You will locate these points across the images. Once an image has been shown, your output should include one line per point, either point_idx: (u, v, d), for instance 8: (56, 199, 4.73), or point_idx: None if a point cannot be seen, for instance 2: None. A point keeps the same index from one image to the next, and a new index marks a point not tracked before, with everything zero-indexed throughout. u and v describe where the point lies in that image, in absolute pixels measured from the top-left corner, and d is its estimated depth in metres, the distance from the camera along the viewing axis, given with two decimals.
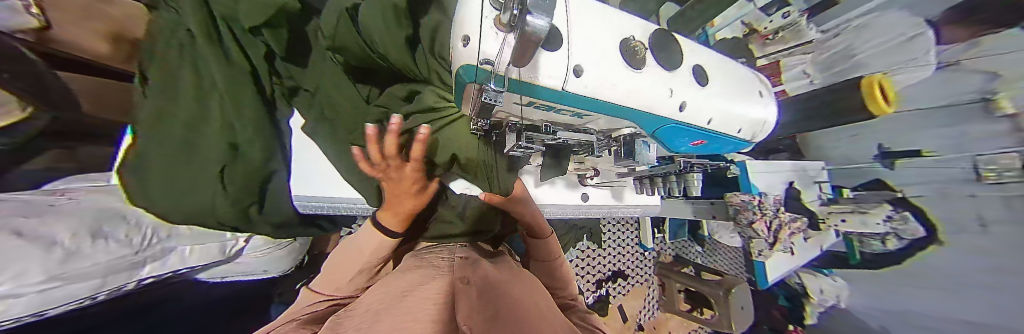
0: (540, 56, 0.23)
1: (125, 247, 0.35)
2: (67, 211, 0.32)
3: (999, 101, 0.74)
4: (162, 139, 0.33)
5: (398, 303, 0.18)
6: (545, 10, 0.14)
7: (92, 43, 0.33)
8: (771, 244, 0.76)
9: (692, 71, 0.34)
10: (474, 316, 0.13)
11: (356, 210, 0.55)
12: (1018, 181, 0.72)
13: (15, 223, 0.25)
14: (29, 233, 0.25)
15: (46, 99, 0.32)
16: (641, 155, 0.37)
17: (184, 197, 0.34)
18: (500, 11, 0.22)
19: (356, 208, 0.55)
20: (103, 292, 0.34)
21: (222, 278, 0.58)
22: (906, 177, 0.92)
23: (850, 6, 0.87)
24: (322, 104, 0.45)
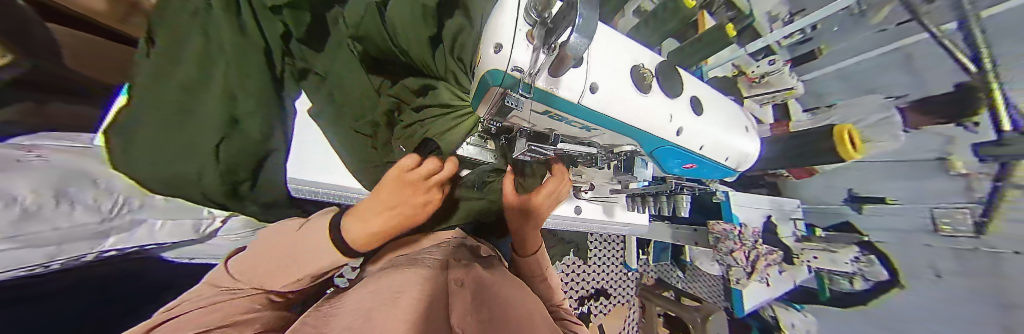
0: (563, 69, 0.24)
1: (90, 214, 0.34)
2: (37, 168, 0.29)
3: (953, 161, 0.68)
4: (156, 100, 0.31)
5: (384, 310, 0.17)
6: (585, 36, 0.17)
7: None
8: (749, 273, 0.81)
9: (692, 101, 0.37)
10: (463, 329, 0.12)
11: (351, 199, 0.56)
12: (970, 236, 0.67)
13: None
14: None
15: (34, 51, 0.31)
16: (639, 171, 0.44)
17: (170, 162, 0.33)
18: (532, 26, 0.23)
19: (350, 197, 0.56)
20: (57, 261, 0.31)
21: (189, 258, 0.55)
22: (874, 222, 0.86)
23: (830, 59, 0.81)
24: (330, 87, 0.49)
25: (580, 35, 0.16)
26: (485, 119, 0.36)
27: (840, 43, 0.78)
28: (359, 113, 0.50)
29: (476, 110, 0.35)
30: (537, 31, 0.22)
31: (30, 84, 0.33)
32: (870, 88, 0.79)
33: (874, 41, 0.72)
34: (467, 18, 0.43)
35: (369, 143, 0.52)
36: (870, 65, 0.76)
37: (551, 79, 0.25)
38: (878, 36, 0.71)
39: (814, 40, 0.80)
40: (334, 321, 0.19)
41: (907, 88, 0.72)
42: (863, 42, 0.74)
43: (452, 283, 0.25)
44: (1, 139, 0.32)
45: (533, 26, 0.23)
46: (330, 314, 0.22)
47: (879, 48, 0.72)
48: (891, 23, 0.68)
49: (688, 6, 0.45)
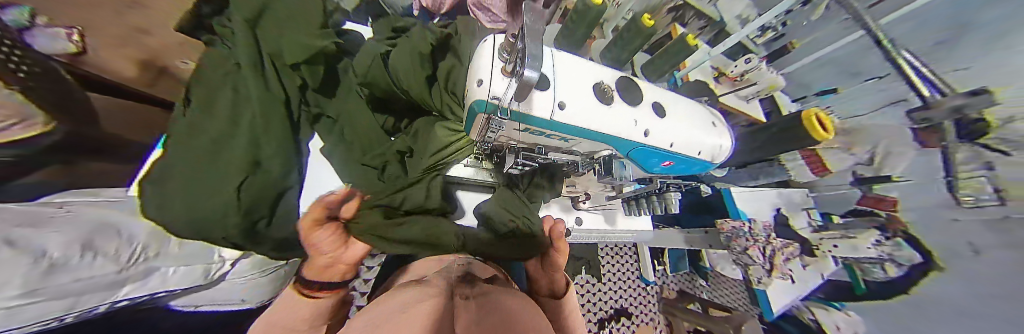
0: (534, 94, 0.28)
1: (109, 264, 0.34)
2: (64, 222, 0.32)
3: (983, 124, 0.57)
4: (191, 149, 0.35)
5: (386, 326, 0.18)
6: (535, 67, 0.20)
7: (119, 65, 0.47)
8: (769, 271, 0.77)
9: (653, 106, 0.40)
10: None
11: None
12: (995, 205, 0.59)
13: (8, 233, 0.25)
14: (16, 243, 0.25)
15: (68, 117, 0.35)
16: (618, 173, 0.40)
17: (201, 204, 0.35)
18: (505, 62, 0.27)
19: None
20: (72, 314, 0.32)
21: (196, 306, 0.56)
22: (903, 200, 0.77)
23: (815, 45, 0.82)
24: (343, 127, 0.54)
25: (532, 70, 0.20)
26: (477, 141, 0.38)
27: (811, 36, 0.82)
28: (365, 148, 0.54)
29: (468, 132, 0.37)
30: (508, 66, 0.25)
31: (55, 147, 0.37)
32: (855, 72, 0.76)
33: (840, 31, 0.75)
34: (456, 58, 0.49)
35: (376, 175, 0.53)
36: (843, 52, 0.76)
37: (523, 102, 0.28)
38: (843, 25, 0.74)
39: (787, 36, 0.88)
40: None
41: (885, 69, 0.69)
42: (830, 34, 0.77)
43: (458, 298, 0.26)
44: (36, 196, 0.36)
45: (505, 63, 0.27)
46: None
47: (846, 38, 0.74)
48: (850, 13, 0.71)
49: (647, 26, 0.50)
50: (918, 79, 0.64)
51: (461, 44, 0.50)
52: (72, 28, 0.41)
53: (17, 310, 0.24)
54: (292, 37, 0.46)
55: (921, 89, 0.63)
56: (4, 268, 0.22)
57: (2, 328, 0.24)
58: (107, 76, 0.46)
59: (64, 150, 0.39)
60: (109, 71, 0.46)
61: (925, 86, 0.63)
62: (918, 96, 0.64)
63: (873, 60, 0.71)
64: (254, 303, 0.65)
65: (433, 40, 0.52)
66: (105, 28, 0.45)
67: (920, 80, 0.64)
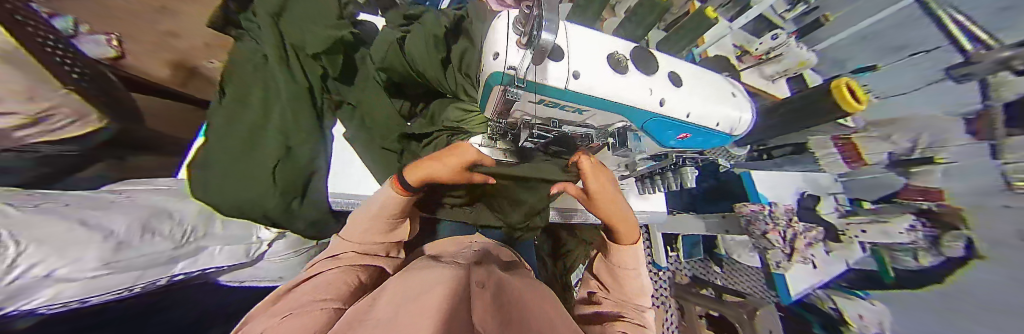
0: (548, 64, 0.28)
1: (165, 242, 0.39)
2: (124, 206, 0.37)
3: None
4: (228, 139, 0.39)
5: (414, 301, 0.18)
6: (553, 30, 0.20)
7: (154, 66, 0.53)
8: (789, 254, 0.75)
9: (669, 76, 0.38)
10: (458, 313, 0.13)
11: None
12: None
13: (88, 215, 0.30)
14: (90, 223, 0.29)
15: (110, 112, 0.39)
16: (632, 144, 0.44)
17: (241, 187, 0.39)
18: (520, 35, 0.27)
19: None
20: (139, 285, 0.38)
21: (240, 281, 0.62)
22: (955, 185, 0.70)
23: (849, 19, 0.81)
24: (362, 115, 0.54)
25: (549, 33, 0.20)
26: (493, 117, 0.39)
27: (848, 8, 0.82)
28: (385, 133, 0.52)
29: (484, 110, 0.38)
30: (523, 37, 0.26)
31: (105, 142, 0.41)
32: (899, 46, 0.74)
33: (880, 2, 0.76)
34: (468, 42, 0.50)
35: (396, 158, 0.52)
36: (887, 23, 0.75)
37: (538, 71, 0.28)
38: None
39: (820, 10, 0.87)
40: (375, 309, 0.21)
41: (936, 42, 0.66)
42: (869, 5, 0.78)
43: (475, 285, 0.26)
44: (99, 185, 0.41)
45: (521, 35, 0.27)
46: (370, 301, 0.24)
47: (888, 8, 0.74)
48: None
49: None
50: (961, 34, 0.61)
51: (476, 27, 0.50)
52: (110, 34, 0.47)
53: (93, 281, 0.30)
54: (313, 29, 0.48)
55: (964, 44, 0.61)
56: (78, 247, 0.27)
57: (84, 294, 0.31)
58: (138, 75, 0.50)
59: (111, 143, 0.44)
60: (147, 73, 0.52)
61: (968, 41, 0.61)
62: (958, 52, 0.62)
63: (919, 28, 0.69)
64: (291, 280, 0.73)
65: (447, 23, 0.52)
66: (137, 37, 0.51)
67: (967, 38, 0.61)
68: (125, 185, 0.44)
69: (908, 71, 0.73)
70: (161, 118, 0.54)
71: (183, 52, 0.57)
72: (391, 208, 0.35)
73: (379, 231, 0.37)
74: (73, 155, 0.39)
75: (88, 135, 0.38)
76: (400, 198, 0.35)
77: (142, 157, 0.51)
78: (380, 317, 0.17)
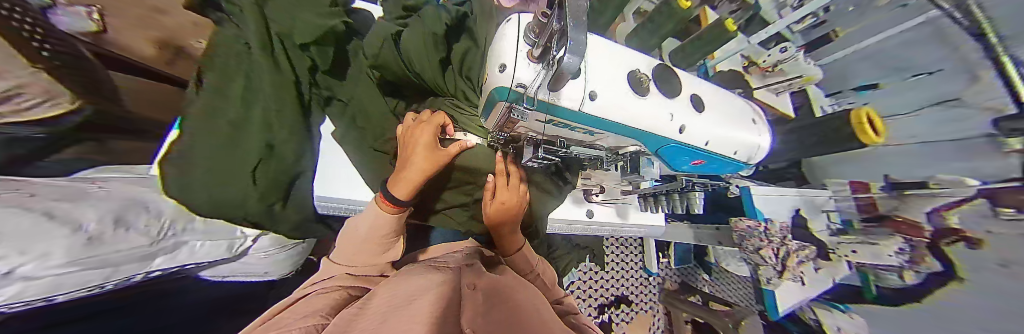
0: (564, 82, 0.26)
1: (142, 237, 0.36)
2: (98, 198, 0.34)
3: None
4: (205, 135, 0.36)
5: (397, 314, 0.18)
6: (574, 52, 0.18)
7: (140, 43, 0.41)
8: (779, 271, 0.75)
9: (691, 99, 0.37)
10: None
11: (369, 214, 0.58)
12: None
13: (50, 206, 0.26)
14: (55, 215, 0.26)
15: (95, 93, 0.36)
16: (645, 170, 0.43)
17: (220, 189, 0.36)
18: (532, 45, 0.25)
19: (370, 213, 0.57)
20: (111, 282, 0.35)
21: (224, 276, 0.60)
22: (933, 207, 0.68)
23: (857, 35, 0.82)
24: (354, 111, 0.54)
25: (570, 55, 0.18)
26: (493, 131, 0.38)
27: (856, 25, 0.82)
28: (377, 133, 0.53)
29: (485, 122, 0.37)
30: (537, 51, 0.23)
31: (83, 125, 0.37)
32: (902, 67, 0.77)
33: (897, 17, 0.74)
34: (472, 42, 0.52)
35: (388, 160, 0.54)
36: (897, 41, 0.75)
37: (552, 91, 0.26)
38: (899, 12, 0.73)
39: (828, 24, 0.88)
40: (361, 319, 0.21)
41: (940, 64, 0.69)
42: (884, 20, 0.76)
43: (465, 288, 0.28)
44: (70, 174, 0.38)
45: (532, 47, 0.25)
46: (357, 313, 0.24)
47: (899, 25, 0.72)
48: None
49: (683, 7, 0.45)
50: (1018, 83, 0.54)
51: (477, 27, 0.53)
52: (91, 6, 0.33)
53: (59, 278, 0.27)
54: (305, 17, 0.46)
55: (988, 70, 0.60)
56: (45, 240, 0.23)
57: (48, 292, 0.27)
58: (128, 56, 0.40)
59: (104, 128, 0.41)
60: (132, 53, 0.40)
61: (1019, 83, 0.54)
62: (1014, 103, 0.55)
63: (958, 52, 0.64)
64: (278, 276, 0.71)
65: (448, 20, 0.49)
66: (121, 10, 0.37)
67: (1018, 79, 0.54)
68: (103, 172, 0.42)
69: (911, 92, 0.76)
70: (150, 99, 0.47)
71: (173, 31, 0.45)
72: (383, 224, 0.40)
73: (372, 252, 0.42)
74: (58, 139, 0.35)
75: (63, 117, 0.32)
76: (388, 213, 0.40)
77: (128, 141, 0.47)
78: (365, 329, 0.18)
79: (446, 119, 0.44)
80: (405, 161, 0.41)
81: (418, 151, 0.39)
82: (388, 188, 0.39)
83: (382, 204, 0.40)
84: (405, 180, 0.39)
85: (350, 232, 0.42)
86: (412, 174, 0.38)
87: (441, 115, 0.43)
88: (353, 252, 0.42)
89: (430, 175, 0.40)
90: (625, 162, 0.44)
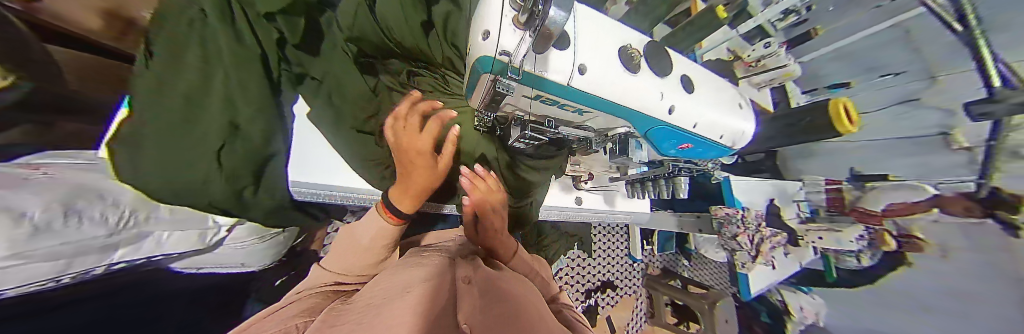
0: (551, 52, 0.25)
1: (99, 228, 0.33)
2: (40, 185, 0.29)
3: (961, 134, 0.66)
4: (159, 116, 0.32)
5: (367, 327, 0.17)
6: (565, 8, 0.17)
7: (87, 18, 0.35)
8: (753, 257, 0.80)
9: (681, 79, 0.37)
10: None
11: (341, 198, 0.58)
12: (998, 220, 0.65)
13: None
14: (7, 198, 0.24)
15: (27, 67, 0.31)
16: (633, 153, 0.44)
17: (177, 173, 0.34)
18: (519, 10, 0.23)
19: (341, 196, 0.57)
20: (68, 275, 0.32)
21: (197, 269, 0.57)
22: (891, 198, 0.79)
23: (835, 33, 0.77)
24: (329, 90, 0.50)
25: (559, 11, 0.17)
26: (479, 110, 0.37)
27: (838, 22, 0.75)
28: (356, 113, 0.51)
29: (470, 99, 0.35)
30: (523, 16, 0.22)
31: (24, 103, 0.32)
32: (873, 67, 0.75)
33: (872, 19, 0.70)
34: (451, 5, 0.52)
35: (373, 140, 0.54)
36: (873, 42, 0.72)
37: (539, 61, 0.25)
38: (873, 13, 0.69)
39: (810, 23, 0.79)
40: (347, 315, 0.22)
41: (906, 66, 0.70)
42: (862, 19, 0.71)
43: (460, 283, 0.28)
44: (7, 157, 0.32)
45: (518, 11, 0.23)
46: (340, 310, 0.24)
47: (876, 25, 0.69)
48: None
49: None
50: (996, 74, 0.57)
51: None
52: None
53: (2, 272, 0.24)
54: None
55: (991, 80, 0.58)
56: None
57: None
58: (61, 24, 0.35)
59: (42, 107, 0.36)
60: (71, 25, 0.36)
61: (997, 77, 0.57)
62: (984, 88, 0.59)
63: (951, 50, 0.62)
64: (258, 268, 0.68)
65: None
66: None
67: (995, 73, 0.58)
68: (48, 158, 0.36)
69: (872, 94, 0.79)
70: (89, 80, 0.40)
71: None
72: (383, 233, 0.42)
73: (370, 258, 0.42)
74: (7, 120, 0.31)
75: (2, 92, 0.28)
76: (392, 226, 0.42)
77: (79, 124, 0.42)
78: (348, 329, 0.18)
79: (438, 122, 0.42)
80: (404, 176, 0.41)
81: (421, 168, 0.41)
82: (395, 202, 0.42)
83: (384, 215, 0.43)
84: (413, 192, 0.41)
85: (348, 240, 0.43)
86: (419, 191, 0.41)
87: (433, 123, 0.41)
88: (350, 257, 0.42)
89: (429, 188, 0.44)
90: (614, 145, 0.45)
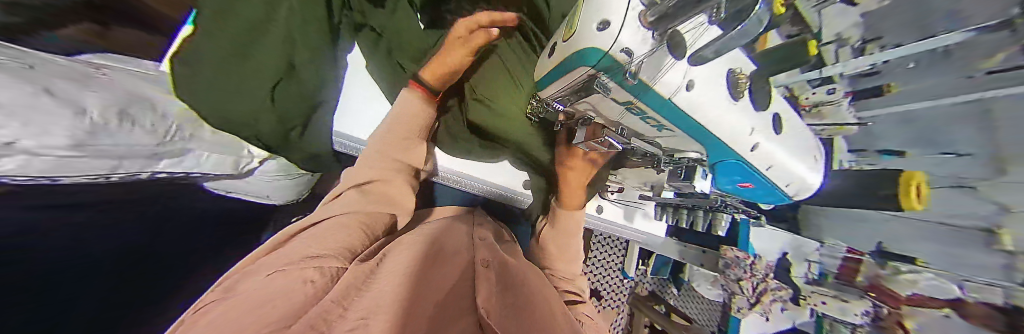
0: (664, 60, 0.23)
1: (147, 136, 0.36)
2: (103, 88, 0.32)
3: None
4: (216, 40, 0.34)
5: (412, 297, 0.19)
6: None
7: None
8: (751, 304, 0.78)
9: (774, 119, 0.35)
10: None
11: None
12: None
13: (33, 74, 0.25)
14: (59, 94, 0.26)
15: None
16: (698, 181, 0.41)
17: (229, 103, 0.37)
18: (647, 6, 0.21)
19: None
20: (117, 174, 0.35)
21: (226, 191, 0.61)
22: None
23: None
24: (388, 44, 0.53)
25: None
26: (553, 97, 0.38)
27: None
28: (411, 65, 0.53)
29: (549, 88, 0.36)
30: (654, 16, 0.20)
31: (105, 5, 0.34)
32: None
33: None
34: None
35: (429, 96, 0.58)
36: None
37: (653, 70, 0.24)
38: None
39: None
40: (371, 281, 0.24)
41: None
42: None
43: (479, 265, 0.31)
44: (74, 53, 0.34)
45: (647, 8, 0.21)
46: (369, 273, 0.26)
47: None
48: None
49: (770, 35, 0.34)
50: None
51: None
52: None
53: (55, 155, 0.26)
54: None
55: None
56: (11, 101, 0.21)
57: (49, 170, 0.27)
58: None
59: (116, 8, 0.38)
60: None
61: None
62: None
63: None
64: (279, 203, 0.72)
65: None
66: None
67: None
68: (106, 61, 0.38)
69: None
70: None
71: None
72: (415, 107, 0.50)
73: (399, 147, 0.49)
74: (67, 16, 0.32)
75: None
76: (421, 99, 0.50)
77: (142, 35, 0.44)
78: (379, 293, 0.19)
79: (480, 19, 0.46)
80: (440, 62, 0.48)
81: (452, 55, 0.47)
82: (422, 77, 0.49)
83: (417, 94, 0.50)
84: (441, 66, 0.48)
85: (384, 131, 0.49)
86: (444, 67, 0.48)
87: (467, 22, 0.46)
88: (378, 147, 0.48)
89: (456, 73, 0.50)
90: (678, 169, 0.43)
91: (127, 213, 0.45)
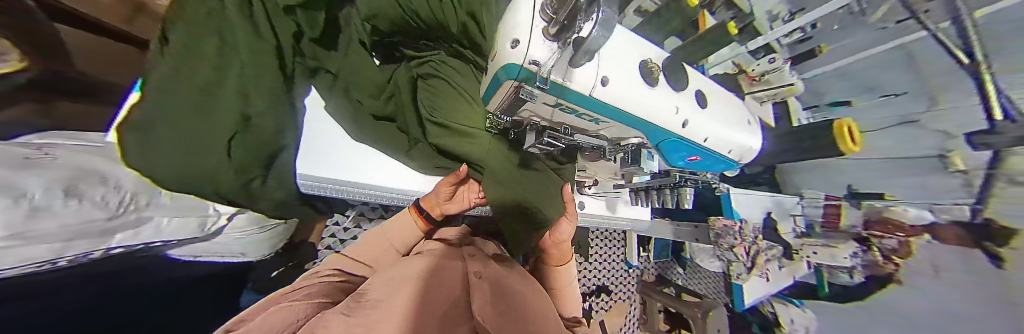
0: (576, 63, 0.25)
1: (98, 210, 0.33)
2: (47, 165, 0.30)
3: (953, 158, 0.65)
4: (173, 100, 0.32)
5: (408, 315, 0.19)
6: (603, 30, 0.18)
7: None
8: (749, 268, 0.81)
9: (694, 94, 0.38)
10: None
11: (353, 194, 0.60)
12: None
13: None
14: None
15: None
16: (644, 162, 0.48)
17: (188, 162, 0.35)
18: (548, 20, 0.24)
19: (353, 193, 0.59)
20: (63, 258, 0.31)
21: (194, 256, 0.57)
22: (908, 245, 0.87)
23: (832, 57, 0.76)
24: (345, 84, 0.55)
25: (600, 30, 0.18)
26: (495, 112, 0.38)
27: (842, 41, 0.72)
28: (372, 101, 0.57)
29: (489, 103, 0.37)
30: (554, 27, 0.22)
31: None
32: (870, 86, 0.76)
33: (877, 39, 0.67)
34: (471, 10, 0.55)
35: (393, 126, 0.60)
36: (870, 63, 0.72)
37: (565, 72, 0.25)
38: (879, 34, 0.66)
39: (815, 41, 0.75)
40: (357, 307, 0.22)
41: (907, 86, 0.69)
42: (865, 40, 0.69)
43: (471, 277, 0.30)
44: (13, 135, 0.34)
45: (547, 22, 0.24)
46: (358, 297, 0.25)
47: (880, 45, 0.67)
48: (892, 21, 0.63)
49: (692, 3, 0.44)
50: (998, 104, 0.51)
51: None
52: None
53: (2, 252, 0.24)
54: None
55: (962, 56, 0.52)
56: None
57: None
58: None
59: None
60: None
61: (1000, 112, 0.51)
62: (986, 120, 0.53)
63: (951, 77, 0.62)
64: (254, 258, 0.68)
65: None
66: None
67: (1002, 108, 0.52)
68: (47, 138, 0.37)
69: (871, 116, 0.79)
70: None
71: None
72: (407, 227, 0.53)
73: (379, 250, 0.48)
74: None
75: None
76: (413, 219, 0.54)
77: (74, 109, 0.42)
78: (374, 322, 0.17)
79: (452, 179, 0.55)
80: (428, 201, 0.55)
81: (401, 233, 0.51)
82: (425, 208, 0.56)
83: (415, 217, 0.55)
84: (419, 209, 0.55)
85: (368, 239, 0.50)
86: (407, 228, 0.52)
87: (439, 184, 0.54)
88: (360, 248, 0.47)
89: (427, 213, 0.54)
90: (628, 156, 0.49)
91: (78, 299, 0.41)
